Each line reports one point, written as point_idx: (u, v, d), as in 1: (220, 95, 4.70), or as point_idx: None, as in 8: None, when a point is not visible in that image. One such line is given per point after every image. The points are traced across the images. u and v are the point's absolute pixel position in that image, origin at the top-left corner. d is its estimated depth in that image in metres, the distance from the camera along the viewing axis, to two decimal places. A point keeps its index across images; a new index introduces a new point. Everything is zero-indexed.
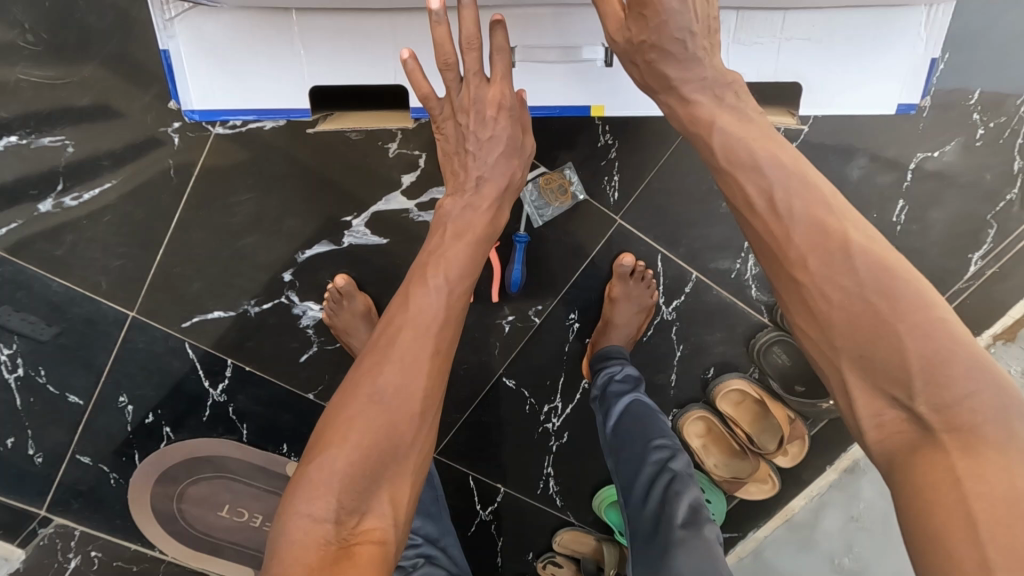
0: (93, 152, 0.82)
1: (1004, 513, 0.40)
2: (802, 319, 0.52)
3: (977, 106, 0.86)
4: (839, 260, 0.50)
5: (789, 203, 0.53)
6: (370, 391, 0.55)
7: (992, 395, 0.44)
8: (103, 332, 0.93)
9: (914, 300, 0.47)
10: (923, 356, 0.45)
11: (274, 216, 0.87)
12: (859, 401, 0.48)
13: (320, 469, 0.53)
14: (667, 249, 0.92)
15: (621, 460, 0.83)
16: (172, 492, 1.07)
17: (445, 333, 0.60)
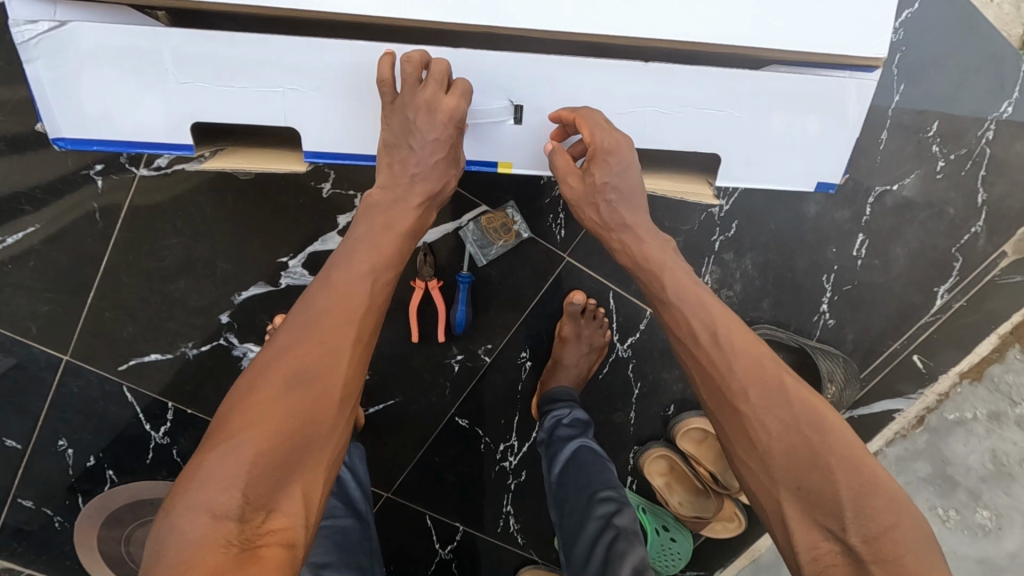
0: (16, 197, 0.81)
1: None
2: (748, 455, 0.55)
3: (936, 138, 0.83)
4: (777, 395, 0.55)
5: (729, 335, 0.59)
6: (284, 372, 0.52)
7: (907, 526, 0.50)
8: (35, 376, 0.90)
9: (837, 429, 0.54)
10: (852, 489, 0.51)
11: (206, 258, 0.86)
12: (797, 531, 0.52)
13: (225, 459, 0.48)
14: (619, 286, 0.90)
15: (565, 513, 0.79)
16: (119, 534, 1.04)
17: (370, 318, 0.58)
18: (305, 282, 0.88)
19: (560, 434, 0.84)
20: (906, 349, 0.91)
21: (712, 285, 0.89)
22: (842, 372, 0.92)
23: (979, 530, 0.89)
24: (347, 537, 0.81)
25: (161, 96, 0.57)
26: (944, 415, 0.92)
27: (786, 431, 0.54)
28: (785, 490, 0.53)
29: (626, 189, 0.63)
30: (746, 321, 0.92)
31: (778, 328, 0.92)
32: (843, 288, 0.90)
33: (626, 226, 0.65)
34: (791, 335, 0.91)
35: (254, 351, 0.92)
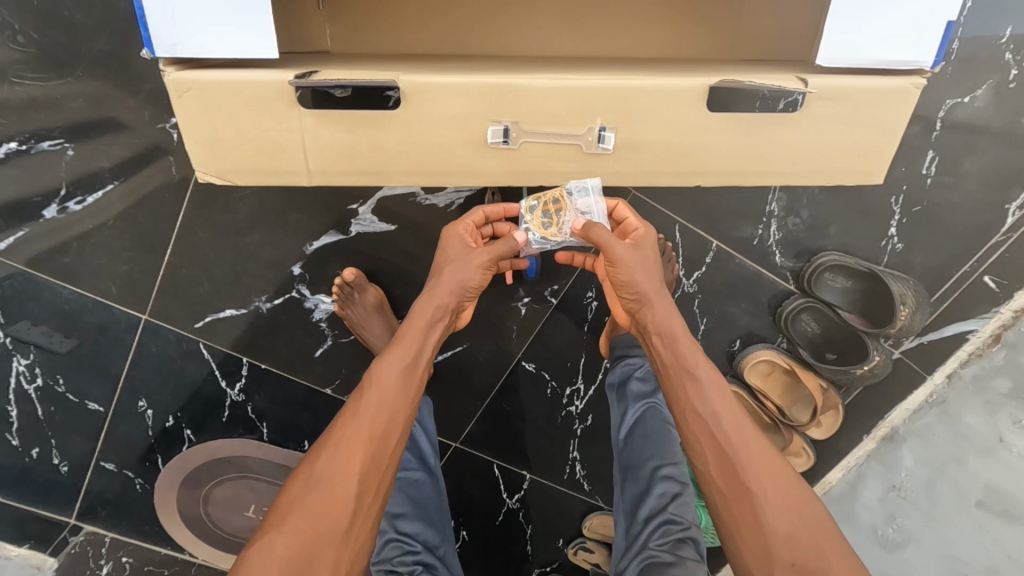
0: (93, 156, 0.83)
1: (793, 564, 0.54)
2: (743, 527, 0.56)
3: (1009, 45, 0.81)
4: (705, 375, 0.62)
5: (728, 423, 0.60)
6: (309, 473, 0.56)
7: (795, 493, 0.57)
8: (117, 337, 0.92)
9: (820, 515, 0.56)
10: (741, 460, 0.58)
11: (277, 210, 0.87)
12: (711, 481, 0.59)
13: (258, 551, 0.52)
14: (685, 218, 0.90)
15: (627, 479, 0.79)
16: (197, 496, 1.06)
17: (393, 409, 0.60)
18: (374, 229, 0.89)
19: (631, 389, 0.84)
20: (976, 270, 0.90)
21: (778, 213, 0.89)
22: (915, 296, 0.89)
23: None
24: (419, 492, 0.78)
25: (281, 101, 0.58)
26: None
27: (755, 481, 0.57)
28: (744, 562, 0.56)
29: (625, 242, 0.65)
30: (813, 248, 0.92)
31: (845, 254, 0.91)
32: (912, 210, 0.89)
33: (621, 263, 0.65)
34: (860, 261, 0.90)
35: (325, 303, 0.93)
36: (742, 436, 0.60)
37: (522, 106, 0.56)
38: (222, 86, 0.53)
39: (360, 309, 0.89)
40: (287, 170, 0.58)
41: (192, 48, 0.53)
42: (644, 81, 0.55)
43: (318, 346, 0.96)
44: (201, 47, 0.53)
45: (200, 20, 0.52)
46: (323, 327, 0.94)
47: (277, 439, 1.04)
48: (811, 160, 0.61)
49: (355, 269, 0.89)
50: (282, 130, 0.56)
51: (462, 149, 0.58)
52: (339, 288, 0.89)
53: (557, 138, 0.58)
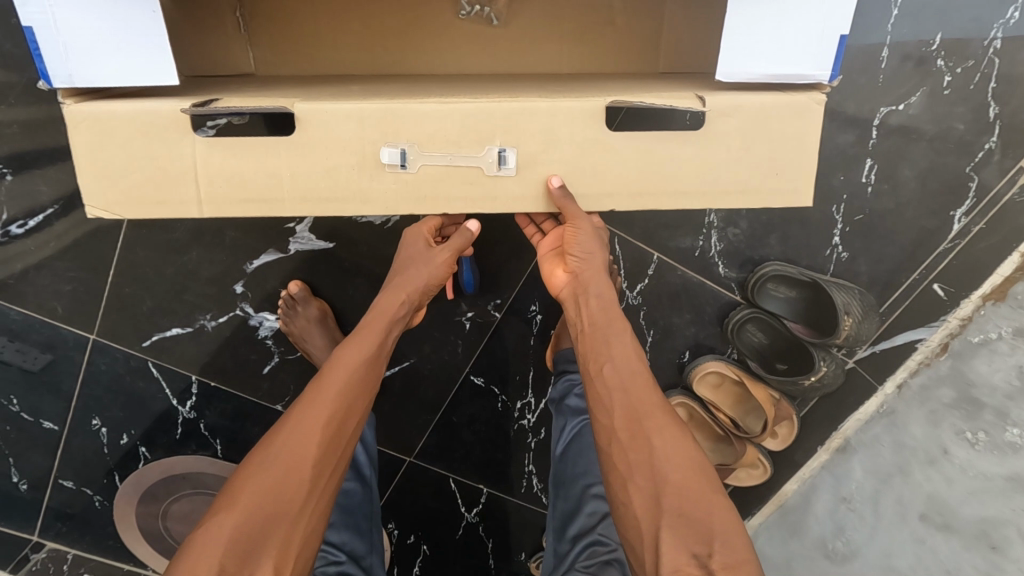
0: (33, 180, 0.84)
1: (693, 527, 0.56)
2: (641, 483, 0.59)
3: (939, 52, 0.80)
4: (621, 342, 0.67)
5: (640, 386, 0.64)
6: (265, 449, 0.54)
7: (698, 465, 0.59)
8: (66, 357, 0.94)
9: (710, 474, 0.60)
10: (650, 427, 0.61)
11: (217, 229, 0.88)
12: (622, 449, 0.61)
13: (205, 535, 0.50)
14: (624, 231, 0.89)
15: (559, 493, 0.79)
16: (156, 511, 1.06)
17: (359, 394, 0.61)
18: (313, 246, 0.90)
19: (570, 404, 0.82)
20: (925, 278, 0.89)
21: (717, 223, 0.89)
22: (859, 305, 0.88)
23: (1008, 448, 0.77)
24: (349, 501, 0.78)
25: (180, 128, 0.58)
26: (968, 338, 0.87)
27: (659, 445, 0.60)
28: (633, 522, 0.59)
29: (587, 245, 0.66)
30: (755, 259, 0.91)
31: (788, 264, 0.90)
32: (854, 218, 0.88)
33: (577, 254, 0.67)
34: (802, 271, 0.89)
35: (269, 320, 0.94)
36: (649, 398, 0.63)
37: (417, 132, 0.56)
38: (120, 116, 0.54)
39: (302, 321, 0.89)
40: (178, 201, 0.57)
41: (86, 78, 0.54)
42: (538, 100, 0.55)
43: (265, 363, 0.97)
44: (96, 78, 0.54)
45: (95, 51, 0.53)
46: (269, 344, 0.95)
47: (231, 455, 1.04)
48: (725, 178, 0.57)
49: (299, 281, 0.91)
50: (177, 160, 0.56)
51: (359, 172, 0.57)
52: (283, 301, 0.90)
53: (457, 160, 0.57)
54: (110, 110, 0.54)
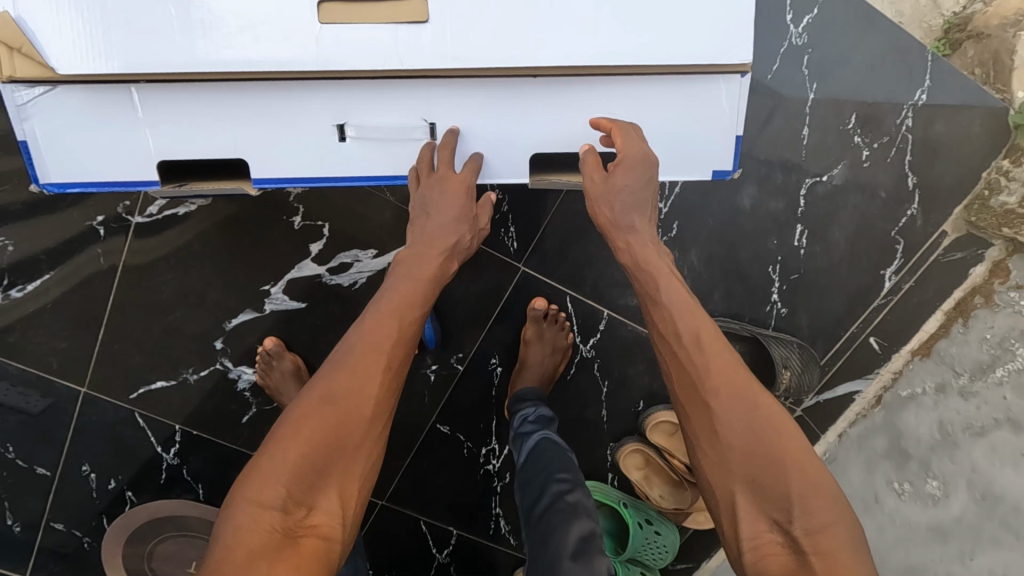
0: (32, 249, 0.92)
1: (763, 482, 0.53)
2: (707, 449, 0.57)
3: (855, 129, 0.87)
4: (670, 286, 0.64)
5: (709, 336, 0.60)
6: (327, 388, 0.58)
7: (775, 413, 0.56)
8: (59, 408, 1.01)
9: (791, 431, 0.55)
10: (716, 381, 0.58)
11: (198, 291, 0.95)
12: (689, 408, 0.59)
13: (270, 460, 0.54)
14: (575, 290, 0.95)
15: (524, 487, 0.81)
16: (142, 552, 1.11)
17: (408, 349, 0.63)
18: (286, 306, 0.97)
19: (523, 429, 0.89)
20: (861, 332, 0.94)
21: None
22: (800, 357, 0.95)
23: (929, 499, 0.87)
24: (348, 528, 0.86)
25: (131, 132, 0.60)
26: (898, 392, 0.94)
27: (726, 397, 0.57)
28: (706, 474, 0.56)
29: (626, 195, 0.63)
30: None
31: (732, 319, 0.95)
32: (790, 277, 0.93)
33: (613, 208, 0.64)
34: (743, 326, 0.95)
35: (247, 373, 1.01)
36: (720, 353, 0.59)
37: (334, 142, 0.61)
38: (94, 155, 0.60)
39: (278, 374, 0.95)
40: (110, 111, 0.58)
41: (73, 173, 0.61)
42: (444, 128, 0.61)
43: (244, 413, 1.03)
44: (86, 173, 0.61)
45: (77, 144, 0.60)
46: (247, 396, 1.02)
47: (214, 498, 1.10)
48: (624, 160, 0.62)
49: (275, 337, 0.97)
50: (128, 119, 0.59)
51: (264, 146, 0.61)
52: (261, 356, 0.96)
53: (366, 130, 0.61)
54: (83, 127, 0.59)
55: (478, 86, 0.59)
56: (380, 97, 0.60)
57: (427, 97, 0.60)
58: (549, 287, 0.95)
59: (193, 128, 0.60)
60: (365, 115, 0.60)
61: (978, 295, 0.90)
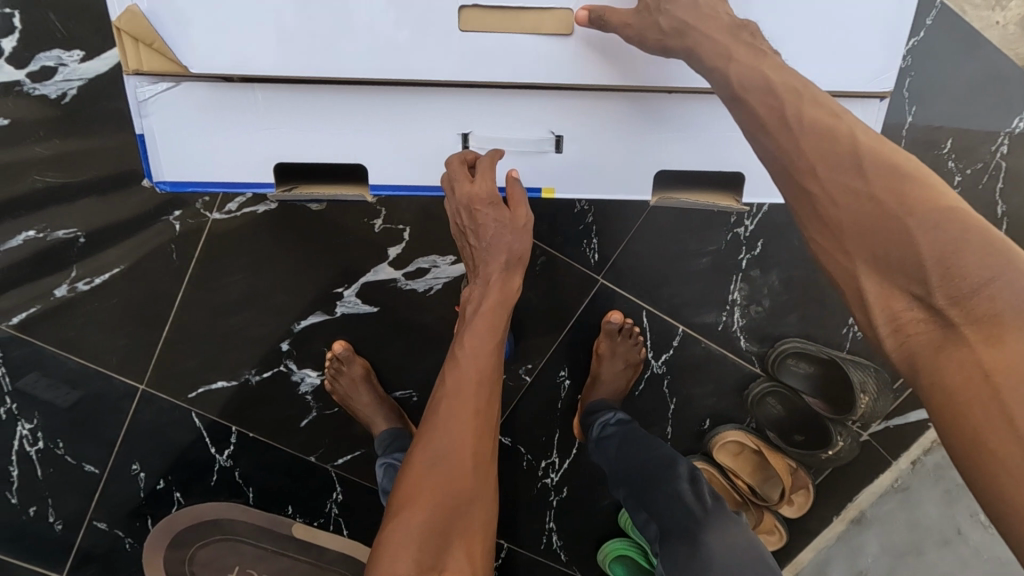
0: (96, 241, 0.88)
1: (891, 253, 0.43)
2: (818, 235, 0.47)
3: (950, 154, 0.86)
4: (759, 61, 0.52)
5: (800, 108, 0.49)
6: (425, 452, 0.58)
7: (909, 179, 0.44)
8: (115, 405, 0.98)
9: (919, 181, 0.44)
10: (816, 152, 0.47)
11: (266, 291, 0.93)
12: (795, 203, 0.49)
13: (392, 537, 0.55)
14: (651, 305, 0.94)
15: (629, 481, 0.85)
16: (183, 555, 1.08)
17: (492, 385, 0.62)
18: (358, 310, 0.94)
19: (604, 434, 0.89)
20: None
21: (740, 300, 0.93)
22: (874, 382, 0.93)
23: None
24: None
25: (247, 133, 0.58)
26: None
27: (832, 167, 0.46)
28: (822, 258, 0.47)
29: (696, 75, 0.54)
30: (775, 335, 0.95)
31: (808, 341, 0.95)
32: None
33: (688, 29, 0.53)
34: (820, 347, 0.94)
35: (310, 376, 0.98)
36: (827, 122, 0.48)
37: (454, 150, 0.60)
38: (207, 152, 0.58)
39: (347, 381, 0.93)
40: (234, 107, 0.57)
41: (187, 173, 0.59)
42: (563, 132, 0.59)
43: (302, 417, 1.01)
44: (201, 171, 0.59)
45: (195, 140, 0.58)
46: (309, 399, 0.99)
47: (262, 503, 1.07)
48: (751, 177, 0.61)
49: (344, 341, 0.95)
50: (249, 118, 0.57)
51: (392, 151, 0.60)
52: (329, 361, 0.94)
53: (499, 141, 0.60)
54: (198, 126, 0.57)
55: (608, 98, 0.58)
56: (514, 106, 0.59)
57: (556, 108, 0.59)
58: (627, 302, 0.93)
59: (311, 129, 0.58)
60: (495, 121, 0.59)
61: None
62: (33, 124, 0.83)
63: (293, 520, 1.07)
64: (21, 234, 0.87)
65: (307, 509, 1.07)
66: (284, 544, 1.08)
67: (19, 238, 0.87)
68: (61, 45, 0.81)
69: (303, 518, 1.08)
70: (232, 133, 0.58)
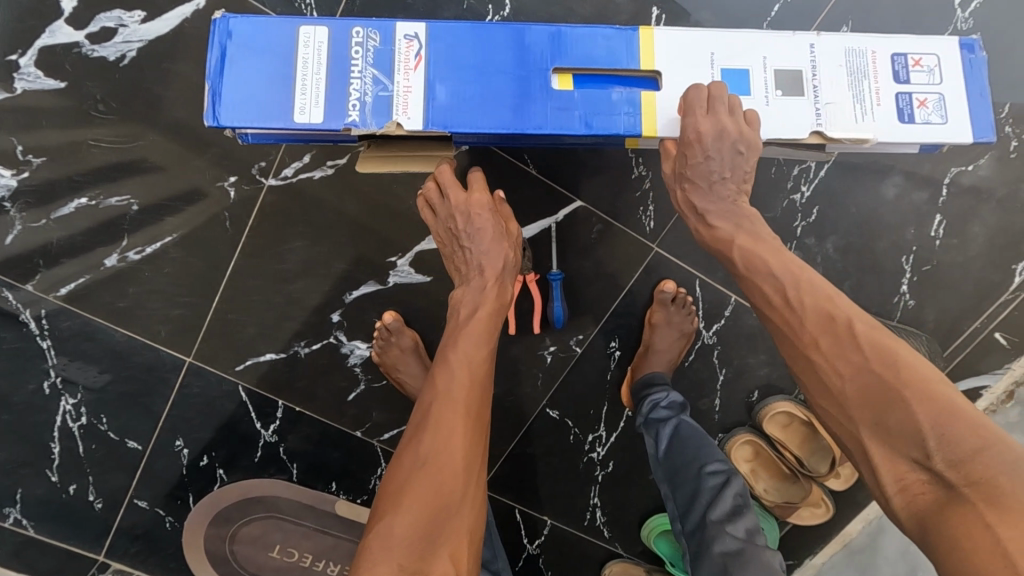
0: (154, 210, 0.89)
1: (877, 401, 0.52)
2: (824, 402, 0.56)
3: (1009, 119, 0.85)
4: (749, 230, 0.66)
5: (788, 274, 0.61)
6: (417, 453, 0.62)
7: (899, 348, 0.54)
8: (161, 378, 0.97)
9: (910, 363, 0.53)
10: (825, 330, 0.57)
11: (323, 261, 0.92)
12: (800, 370, 0.58)
13: (380, 537, 0.58)
14: (705, 274, 0.94)
15: (676, 486, 0.83)
16: (225, 534, 1.07)
17: (476, 393, 0.66)
18: (411, 280, 0.94)
19: (657, 415, 0.88)
20: (987, 326, 0.94)
21: None
22: (927, 350, 0.93)
23: None
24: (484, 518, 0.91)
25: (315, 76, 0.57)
26: None
27: (830, 345, 0.56)
28: (818, 404, 0.56)
29: (703, 181, 0.66)
30: None
31: None
32: (922, 268, 0.92)
33: (699, 211, 0.68)
34: None
35: (360, 348, 0.98)
36: (817, 301, 0.58)
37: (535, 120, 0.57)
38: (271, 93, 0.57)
39: (396, 350, 0.92)
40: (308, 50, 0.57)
41: (246, 112, 0.56)
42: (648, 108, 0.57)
43: (350, 391, 1.00)
44: (260, 112, 0.56)
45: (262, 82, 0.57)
46: (357, 371, 0.99)
47: (306, 479, 1.06)
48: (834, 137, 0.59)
49: (394, 312, 0.94)
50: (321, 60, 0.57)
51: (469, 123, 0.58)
52: (379, 331, 0.93)
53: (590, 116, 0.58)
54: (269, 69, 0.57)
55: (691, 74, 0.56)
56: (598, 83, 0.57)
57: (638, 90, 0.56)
58: (681, 272, 0.93)
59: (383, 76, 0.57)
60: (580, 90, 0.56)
61: None
62: (95, 92, 0.86)
63: (336, 497, 1.06)
64: (73, 202, 0.88)
65: (352, 486, 1.06)
66: (328, 522, 1.06)
67: (70, 206, 0.88)
68: (121, 6, 0.85)
69: (347, 495, 1.07)
70: (301, 74, 0.57)
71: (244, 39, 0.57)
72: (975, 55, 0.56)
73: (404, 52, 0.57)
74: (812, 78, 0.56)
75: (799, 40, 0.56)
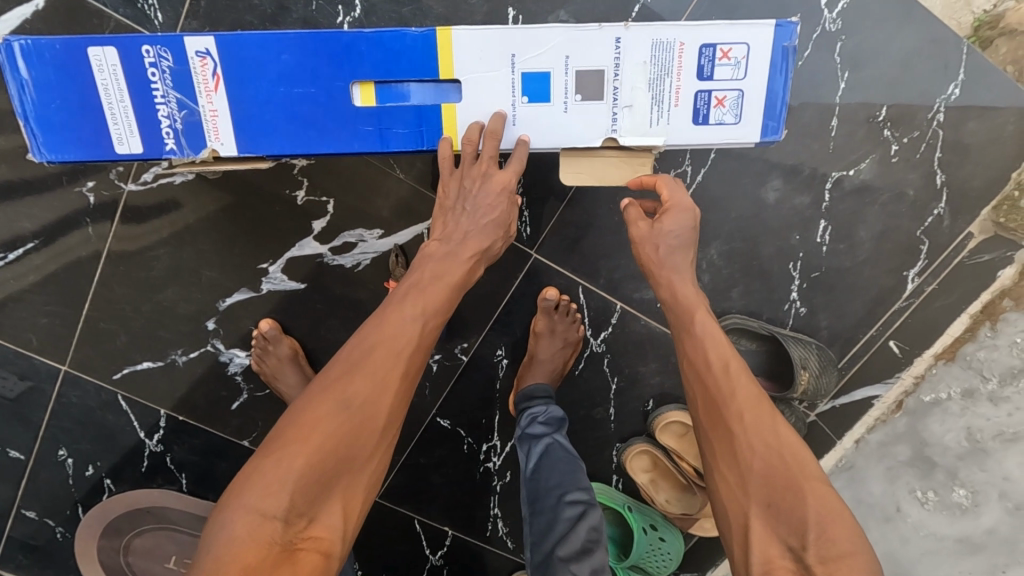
0: (15, 216, 0.87)
1: (777, 486, 0.56)
2: (725, 467, 0.59)
3: (886, 122, 0.84)
4: (696, 307, 0.68)
5: (725, 359, 0.64)
6: (337, 395, 0.59)
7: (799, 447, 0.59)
8: (37, 388, 0.95)
9: (809, 464, 0.58)
10: (748, 403, 0.61)
11: (192, 267, 0.90)
12: (717, 442, 0.61)
13: (275, 469, 0.54)
14: (588, 281, 0.92)
15: (536, 510, 0.81)
16: (118, 544, 1.03)
17: (414, 359, 0.63)
18: (284, 287, 0.92)
19: (532, 431, 0.86)
20: (882, 335, 0.91)
21: None
22: (817, 361, 0.88)
23: (957, 508, 0.88)
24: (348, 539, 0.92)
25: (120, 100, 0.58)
26: (921, 397, 0.92)
27: (752, 418, 0.60)
28: (721, 472, 0.60)
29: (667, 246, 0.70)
30: (718, 310, 0.92)
31: (749, 317, 0.92)
32: (811, 274, 0.90)
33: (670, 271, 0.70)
34: (762, 325, 0.91)
35: (240, 357, 0.96)
36: (748, 385, 0.62)
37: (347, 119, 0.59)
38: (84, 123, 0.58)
39: (274, 360, 0.91)
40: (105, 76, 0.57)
41: (67, 146, 0.58)
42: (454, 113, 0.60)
43: (234, 400, 0.98)
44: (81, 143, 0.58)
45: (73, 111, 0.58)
46: (239, 380, 0.97)
47: (198, 490, 1.03)
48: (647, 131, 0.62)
49: (271, 320, 0.93)
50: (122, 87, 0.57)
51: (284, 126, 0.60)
52: (255, 340, 0.92)
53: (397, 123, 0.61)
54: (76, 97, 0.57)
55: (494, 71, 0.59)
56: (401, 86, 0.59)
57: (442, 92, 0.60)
58: (563, 279, 0.92)
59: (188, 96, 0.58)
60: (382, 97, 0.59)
61: (1007, 298, 0.87)
62: None
63: None
64: None
65: None
66: None
67: None
68: None
69: None
70: (107, 103, 0.57)
71: (38, 71, 0.56)
72: (788, 43, 0.59)
73: (200, 72, 0.57)
74: (612, 79, 0.59)
75: (605, 34, 0.58)
